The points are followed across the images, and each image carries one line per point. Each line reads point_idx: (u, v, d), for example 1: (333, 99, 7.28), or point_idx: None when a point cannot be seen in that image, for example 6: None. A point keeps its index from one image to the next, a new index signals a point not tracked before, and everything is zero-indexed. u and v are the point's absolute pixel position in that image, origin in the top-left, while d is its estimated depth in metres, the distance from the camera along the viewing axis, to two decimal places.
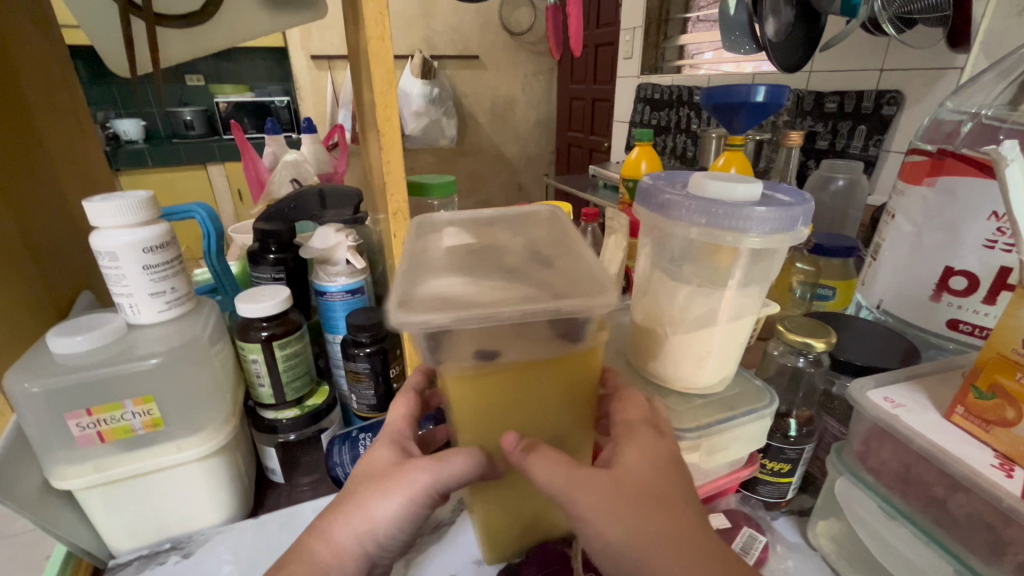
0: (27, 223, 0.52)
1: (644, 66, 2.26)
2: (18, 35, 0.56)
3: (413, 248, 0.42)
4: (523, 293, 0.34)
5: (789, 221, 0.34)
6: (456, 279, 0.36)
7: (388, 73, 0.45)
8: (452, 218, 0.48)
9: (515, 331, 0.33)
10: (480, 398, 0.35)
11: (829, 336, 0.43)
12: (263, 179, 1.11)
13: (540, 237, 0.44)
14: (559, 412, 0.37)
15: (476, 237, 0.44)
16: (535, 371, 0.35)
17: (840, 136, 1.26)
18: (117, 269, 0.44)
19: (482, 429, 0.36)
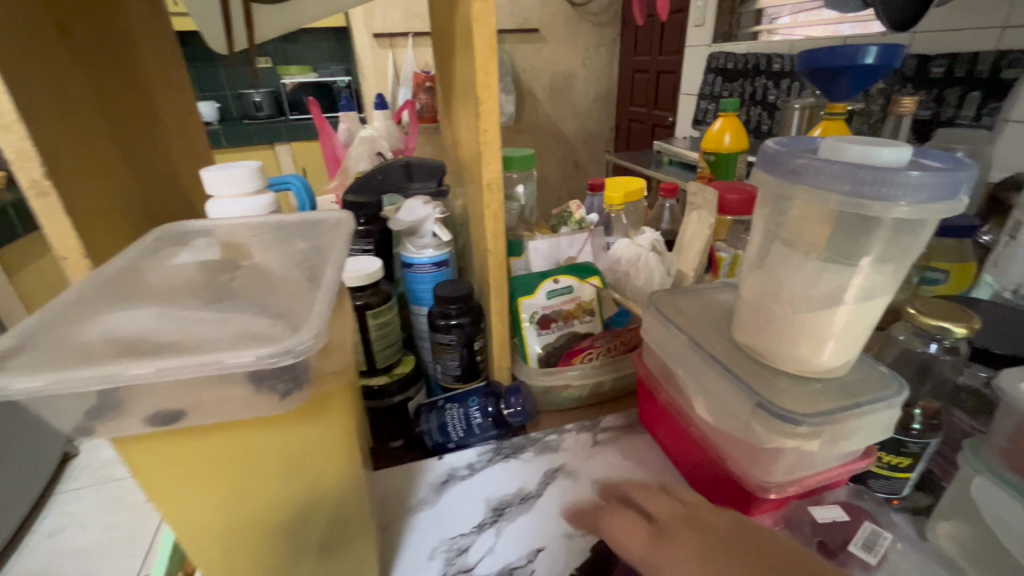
0: (148, 191, 0.56)
1: (716, 34, 2.12)
2: (134, 15, 0.59)
3: (127, 269, 0.35)
4: (174, 340, 0.26)
5: (949, 189, 0.30)
6: (147, 314, 0.28)
7: (489, 36, 0.43)
8: (198, 231, 0.42)
9: (211, 395, 0.26)
10: (180, 464, 0.28)
11: (972, 321, 0.39)
12: (339, 155, 1.14)
13: (296, 256, 0.36)
14: (289, 476, 0.30)
15: (219, 254, 0.38)
16: (248, 434, 0.28)
17: (947, 105, 1.10)
18: None
19: (201, 497, 0.29)
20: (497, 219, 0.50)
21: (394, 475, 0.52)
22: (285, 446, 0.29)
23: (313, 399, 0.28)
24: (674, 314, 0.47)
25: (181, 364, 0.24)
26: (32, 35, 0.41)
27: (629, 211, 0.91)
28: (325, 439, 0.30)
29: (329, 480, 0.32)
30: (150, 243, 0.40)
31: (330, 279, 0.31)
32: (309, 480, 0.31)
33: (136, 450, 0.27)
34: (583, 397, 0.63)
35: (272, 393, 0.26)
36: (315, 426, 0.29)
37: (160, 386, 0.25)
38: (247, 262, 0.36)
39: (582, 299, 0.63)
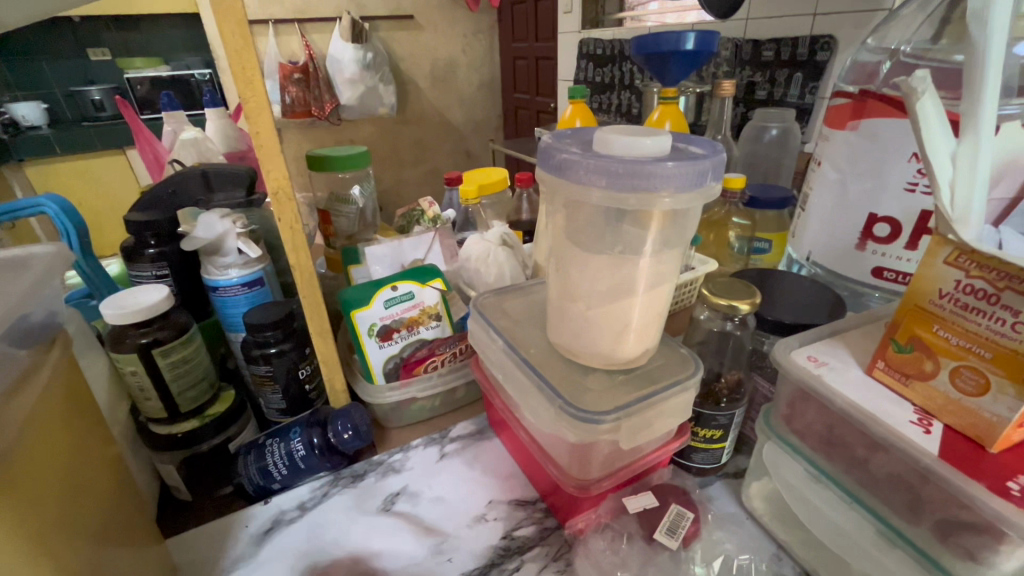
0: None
1: (584, 20, 2.17)
2: None
3: None
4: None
5: (697, 177, 0.31)
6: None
7: (238, 25, 0.37)
8: None
9: None
10: None
11: (754, 297, 0.41)
12: (163, 161, 0.99)
13: None
14: None
15: None
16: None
17: (778, 85, 1.20)
18: None
19: None
20: (295, 232, 0.45)
21: (212, 537, 0.46)
22: None
23: None
24: (496, 317, 0.46)
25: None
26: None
27: (488, 204, 0.89)
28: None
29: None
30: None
31: None
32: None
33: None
34: (435, 405, 0.60)
35: None
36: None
37: None
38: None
39: (425, 305, 0.57)
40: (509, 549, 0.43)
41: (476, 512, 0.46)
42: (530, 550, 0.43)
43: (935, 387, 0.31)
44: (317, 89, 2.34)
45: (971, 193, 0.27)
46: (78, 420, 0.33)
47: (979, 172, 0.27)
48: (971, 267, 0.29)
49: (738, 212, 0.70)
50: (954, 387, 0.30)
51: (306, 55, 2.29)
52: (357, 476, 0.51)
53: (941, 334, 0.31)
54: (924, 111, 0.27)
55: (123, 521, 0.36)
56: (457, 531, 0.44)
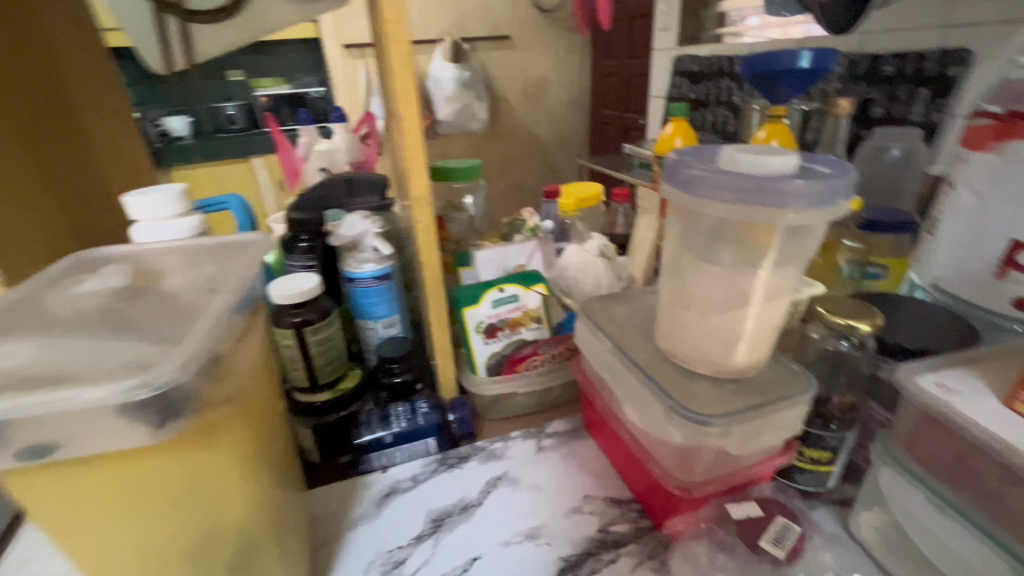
0: (73, 214, 0.54)
1: (681, 36, 2.15)
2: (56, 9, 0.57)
3: (25, 296, 0.33)
4: (35, 377, 0.25)
5: (826, 195, 0.32)
6: (25, 345, 0.27)
7: (405, 57, 0.44)
8: (117, 254, 0.40)
9: (87, 430, 0.24)
10: (66, 495, 0.27)
11: (875, 319, 0.41)
12: (298, 169, 1.12)
13: (209, 276, 0.36)
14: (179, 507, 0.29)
15: (131, 279, 0.36)
16: (129, 464, 0.27)
17: (898, 101, 1.12)
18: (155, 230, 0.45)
19: (82, 525, 0.28)
20: (429, 233, 0.51)
21: (340, 495, 0.52)
22: (173, 474, 0.28)
23: (201, 427, 0.28)
24: (603, 321, 0.49)
25: (42, 403, 0.23)
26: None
27: (584, 217, 0.92)
28: (217, 464, 0.30)
29: (232, 504, 0.32)
30: (60, 271, 0.37)
31: (224, 306, 0.30)
32: (207, 506, 0.30)
33: (16, 479, 0.26)
34: (531, 403, 0.64)
35: (147, 425, 0.25)
36: (205, 455, 0.29)
37: (32, 416, 0.24)
38: (156, 286, 0.35)
39: (528, 307, 0.62)
40: (605, 542, 0.45)
41: (574, 504, 0.49)
42: (624, 546, 0.44)
43: None
44: None
45: None
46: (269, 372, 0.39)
47: None
48: None
49: (851, 235, 0.68)
50: None
51: None
52: (463, 458, 0.56)
53: None
54: None
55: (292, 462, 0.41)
56: (555, 519, 0.48)
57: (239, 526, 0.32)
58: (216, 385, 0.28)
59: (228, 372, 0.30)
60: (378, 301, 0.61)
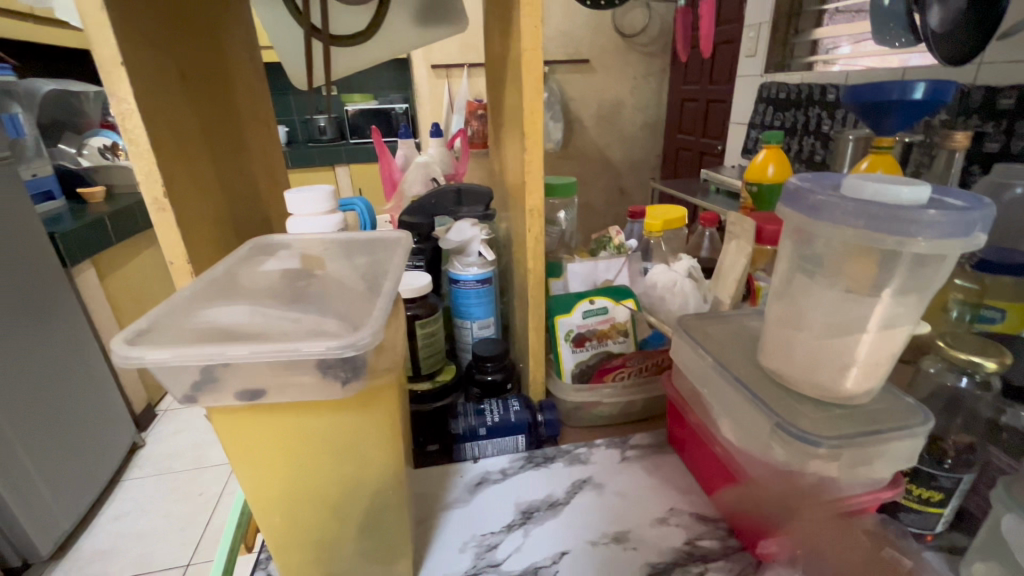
0: (235, 209, 0.63)
1: (769, 63, 2.11)
2: (232, 36, 0.68)
3: (225, 271, 0.40)
4: (253, 334, 0.30)
5: (964, 227, 0.32)
6: (241, 308, 0.33)
7: (536, 80, 0.48)
8: (285, 242, 0.47)
9: (287, 379, 0.29)
10: (257, 435, 0.32)
11: (1004, 357, 0.39)
12: (396, 181, 1.21)
13: (365, 265, 0.41)
14: (338, 457, 0.34)
15: (301, 264, 0.42)
16: (310, 412, 0.32)
17: (1018, 137, 1.05)
18: (308, 226, 0.52)
19: (263, 463, 0.33)
20: (537, 242, 0.55)
21: (435, 477, 0.56)
22: (340, 427, 0.33)
23: (366, 392, 0.32)
24: (702, 338, 0.50)
25: (264, 350, 0.27)
26: (160, 65, 0.49)
27: (668, 238, 0.93)
28: (372, 424, 0.34)
29: (376, 463, 0.36)
30: (244, 252, 0.44)
31: (386, 289, 0.35)
32: (358, 460, 0.35)
33: (221, 418, 0.32)
34: (613, 414, 0.65)
35: (332, 381, 0.30)
36: (365, 414, 0.33)
37: (251, 364, 0.29)
38: (320, 270, 0.41)
39: (617, 320, 0.64)
40: (692, 555, 0.46)
41: (660, 515, 0.50)
42: (713, 561, 0.45)
43: None
44: None
45: None
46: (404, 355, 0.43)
47: None
48: None
49: (965, 273, 0.65)
50: None
51: None
52: (548, 458, 0.58)
53: None
54: None
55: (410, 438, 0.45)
56: (641, 527, 0.49)
57: (378, 484, 0.37)
58: (380, 356, 0.32)
59: (386, 345, 0.34)
60: (477, 303, 0.65)
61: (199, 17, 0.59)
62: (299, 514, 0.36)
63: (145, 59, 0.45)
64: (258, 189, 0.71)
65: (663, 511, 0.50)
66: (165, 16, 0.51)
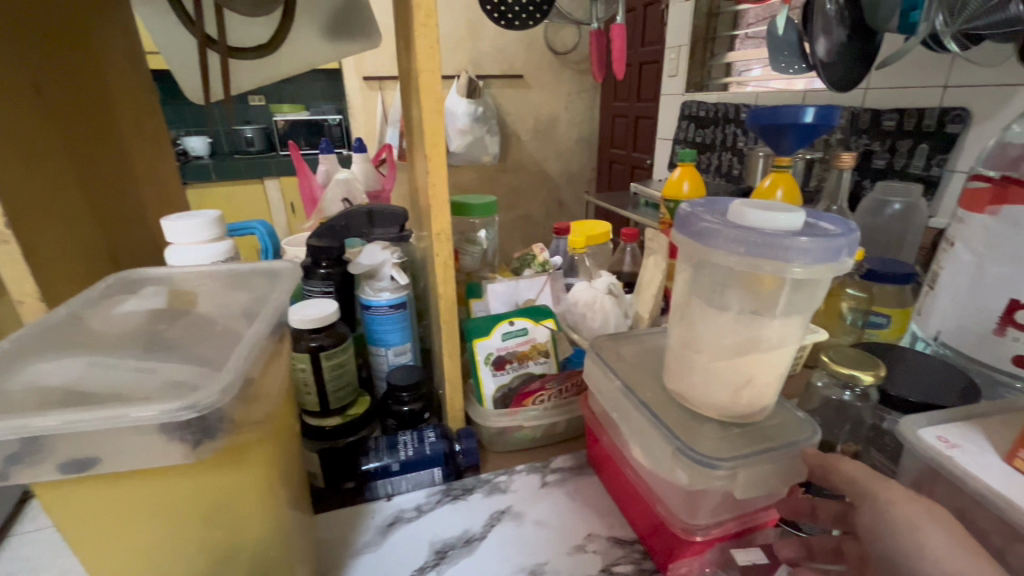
0: (114, 236, 0.57)
1: (688, 83, 2.23)
2: (110, 46, 0.62)
3: (72, 314, 0.35)
4: (84, 393, 0.27)
5: (831, 253, 0.34)
6: (76, 364, 0.29)
7: (436, 102, 0.46)
8: (158, 275, 0.43)
9: (124, 444, 0.26)
10: (97, 511, 0.28)
11: (878, 369, 0.42)
12: (316, 196, 1.15)
13: (243, 301, 0.38)
14: (203, 525, 0.30)
15: (169, 301, 0.38)
16: (160, 480, 0.28)
17: (899, 155, 1.16)
18: (188, 255, 0.47)
19: (107, 544, 0.29)
20: (447, 267, 0.53)
21: (345, 520, 0.53)
22: (201, 491, 0.29)
23: (231, 449, 0.29)
24: (613, 359, 0.50)
25: (88, 418, 0.25)
26: (1, 79, 0.43)
27: (593, 254, 0.94)
28: (240, 484, 0.30)
29: (251, 526, 0.32)
30: (102, 290, 0.39)
31: (256, 332, 0.32)
32: (228, 526, 0.31)
33: (48, 497, 0.27)
34: (536, 437, 0.64)
35: (181, 443, 0.26)
36: (230, 474, 0.30)
37: (78, 433, 0.25)
38: (192, 308, 0.37)
39: (538, 341, 0.63)
40: None
41: (577, 543, 0.49)
42: None
43: None
44: None
45: None
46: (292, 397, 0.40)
47: None
48: None
49: (854, 283, 0.71)
50: None
51: None
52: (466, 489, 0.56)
53: None
54: None
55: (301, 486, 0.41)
56: (558, 557, 0.47)
57: (257, 548, 0.33)
58: (248, 408, 0.29)
59: (257, 395, 0.31)
60: (392, 329, 0.62)
61: (63, 24, 0.53)
62: None
63: None
64: (145, 213, 0.65)
65: (580, 538, 0.49)
66: (9, 24, 0.45)
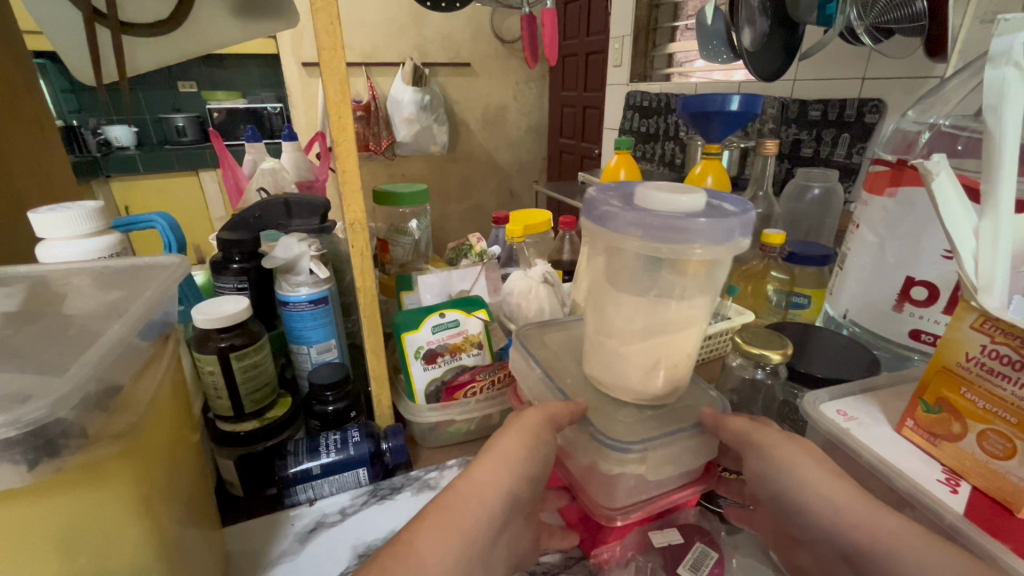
0: None
1: (632, 73, 2.27)
2: None
3: None
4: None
5: (726, 234, 0.34)
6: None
7: (341, 83, 0.44)
8: (20, 275, 0.38)
9: None
10: None
11: (785, 348, 0.43)
12: (242, 187, 1.08)
13: (112, 298, 0.34)
14: (60, 558, 0.27)
15: (24, 304, 0.34)
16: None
17: (824, 144, 1.21)
18: (68, 252, 0.43)
19: None
20: (364, 258, 0.51)
21: (266, 529, 0.50)
22: (54, 518, 0.26)
23: (85, 466, 0.26)
24: (538, 348, 0.49)
25: None
26: None
27: (532, 242, 0.94)
28: (104, 505, 0.28)
29: (125, 551, 0.29)
30: None
31: (113, 335, 0.29)
32: (94, 556, 0.28)
33: None
34: (469, 430, 0.63)
35: (11, 463, 0.24)
36: (90, 494, 0.27)
37: None
38: (52, 310, 0.33)
39: (471, 332, 0.61)
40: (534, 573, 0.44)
41: None
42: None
43: (963, 448, 0.33)
44: (376, 125, 2.51)
45: (995, 263, 0.30)
46: (179, 408, 0.37)
47: (1000, 242, 0.30)
48: (995, 333, 0.31)
49: (778, 265, 0.73)
50: (981, 450, 0.32)
51: (370, 95, 2.49)
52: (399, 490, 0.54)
53: (967, 396, 0.33)
54: (942, 190, 0.32)
55: (194, 497, 0.39)
56: None
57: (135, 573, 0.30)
58: (108, 418, 0.27)
59: (123, 404, 0.29)
60: (313, 325, 0.59)
61: None
62: None
63: None
64: (24, 208, 0.58)
65: None
66: None
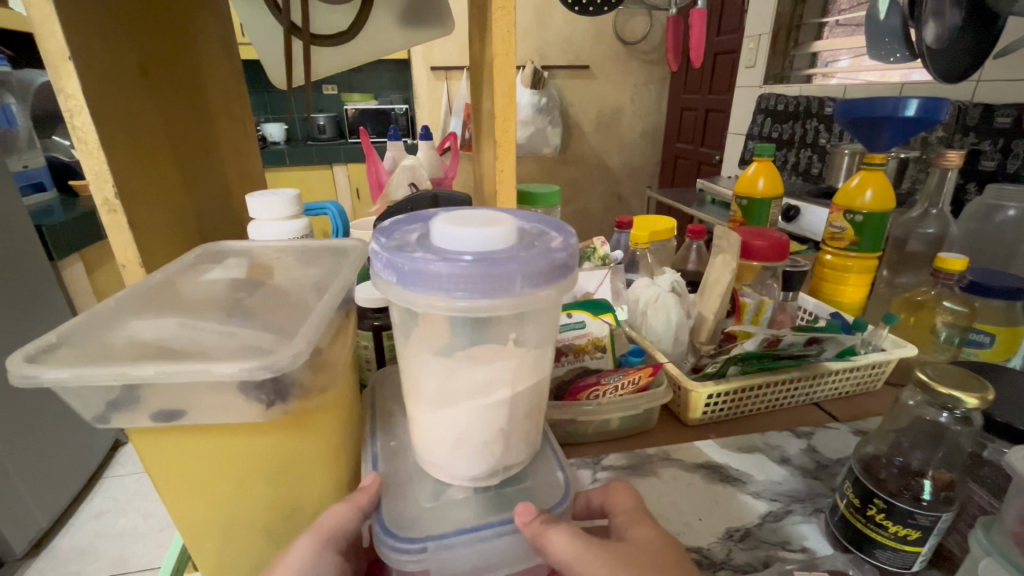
0: (202, 212, 0.62)
1: (768, 74, 2.10)
2: (207, 37, 0.67)
3: (162, 278, 0.38)
4: (156, 348, 0.29)
5: (496, 285, 0.29)
6: (156, 325, 0.32)
7: (509, 85, 0.46)
8: (236, 250, 0.46)
9: (206, 397, 0.29)
10: (178, 464, 0.31)
11: (985, 393, 0.37)
12: (381, 181, 1.15)
13: (313, 275, 0.40)
14: (270, 485, 0.32)
15: (246, 273, 0.41)
16: (240, 436, 0.30)
17: (1016, 156, 1.02)
18: (274, 230, 0.50)
19: (184, 495, 0.32)
20: None
21: None
22: (272, 454, 0.31)
23: (302, 413, 0.31)
24: None
25: (175, 369, 0.27)
26: (122, 70, 0.48)
27: (657, 249, 0.92)
28: (308, 451, 0.33)
29: (315, 490, 0.34)
30: (190, 261, 0.43)
31: (328, 304, 0.34)
32: (295, 488, 0.33)
33: (142, 445, 0.30)
34: (587, 433, 0.61)
35: (260, 401, 0.29)
36: (301, 439, 0.32)
37: (164, 387, 0.28)
38: (268, 281, 0.39)
39: (595, 335, 0.61)
40: None
41: None
42: None
43: None
44: None
45: None
46: (356, 376, 0.42)
47: None
48: None
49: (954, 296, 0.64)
50: None
51: None
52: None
53: None
54: None
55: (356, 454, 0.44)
56: None
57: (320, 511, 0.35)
58: (317, 374, 0.32)
59: (328, 364, 0.34)
60: None
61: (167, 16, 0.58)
62: (227, 545, 0.34)
63: (105, 66, 0.44)
64: (228, 193, 0.69)
65: None
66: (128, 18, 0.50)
